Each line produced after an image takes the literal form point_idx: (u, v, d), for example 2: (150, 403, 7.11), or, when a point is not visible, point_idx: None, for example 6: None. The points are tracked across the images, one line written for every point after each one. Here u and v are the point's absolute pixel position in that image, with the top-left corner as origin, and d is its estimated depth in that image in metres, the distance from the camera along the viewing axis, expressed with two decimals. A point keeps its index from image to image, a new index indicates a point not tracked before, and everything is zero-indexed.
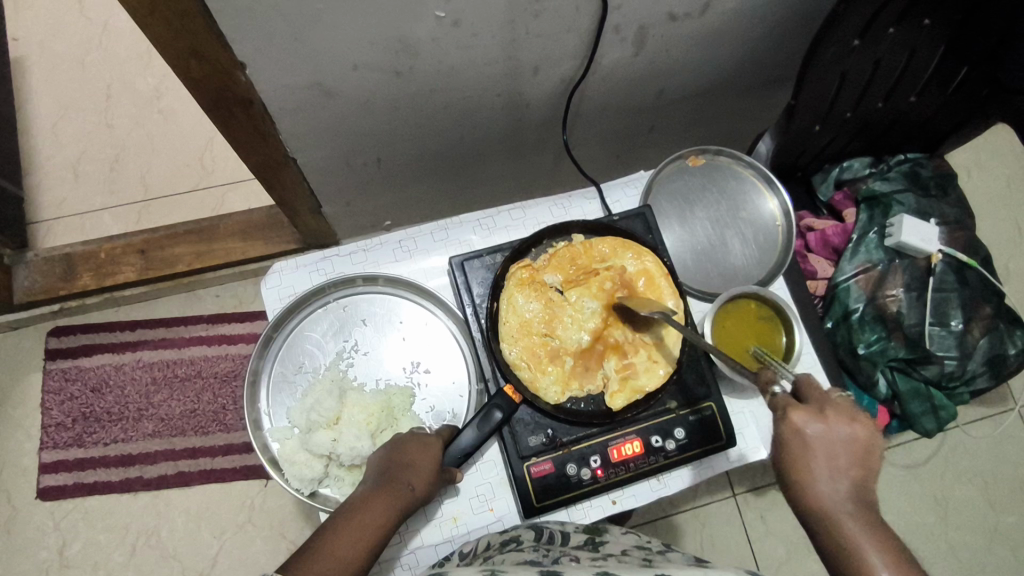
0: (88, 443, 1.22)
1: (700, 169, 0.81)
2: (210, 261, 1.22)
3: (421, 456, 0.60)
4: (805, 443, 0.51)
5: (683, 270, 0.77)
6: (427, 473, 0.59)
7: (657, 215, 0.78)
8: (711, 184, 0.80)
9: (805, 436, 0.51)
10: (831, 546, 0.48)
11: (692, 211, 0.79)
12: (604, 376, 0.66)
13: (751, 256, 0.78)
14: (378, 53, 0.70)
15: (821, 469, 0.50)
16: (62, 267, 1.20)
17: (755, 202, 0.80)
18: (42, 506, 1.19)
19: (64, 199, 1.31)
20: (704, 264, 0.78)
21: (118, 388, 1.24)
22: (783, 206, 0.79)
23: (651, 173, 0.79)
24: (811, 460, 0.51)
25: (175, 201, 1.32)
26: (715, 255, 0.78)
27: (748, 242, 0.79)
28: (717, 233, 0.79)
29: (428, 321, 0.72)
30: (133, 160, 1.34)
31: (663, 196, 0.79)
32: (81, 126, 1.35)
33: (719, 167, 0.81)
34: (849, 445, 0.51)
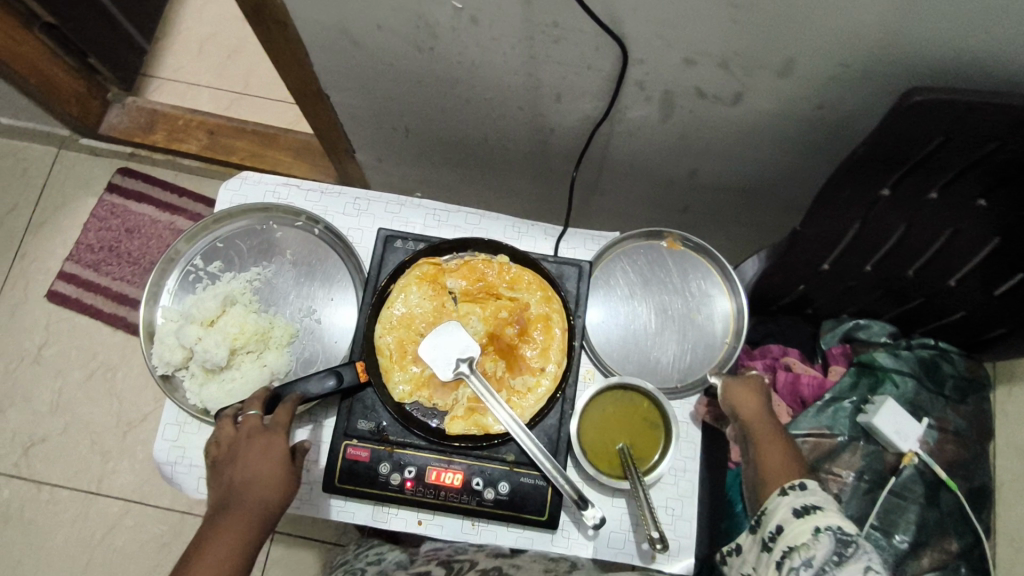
0: (101, 272, 1.37)
1: (673, 255, 0.77)
2: (259, 164, 1.32)
3: (262, 466, 0.58)
4: (746, 392, 0.68)
5: (597, 340, 0.73)
6: (277, 480, 0.58)
7: (603, 278, 0.75)
8: (675, 271, 0.76)
9: (748, 391, 0.68)
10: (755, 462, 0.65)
11: (643, 291, 0.75)
12: (456, 398, 0.65)
13: (678, 360, 0.73)
14: (401, 23, 0.72)
15: (751, 409, 0.67)
16: (147, 118, 1.36)
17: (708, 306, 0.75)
18: (45, 305, 1.35)
19: (181, 67, 1.48)
20: (625, 344, 0.73)
21: (145, 238, 1.38)
22: (738, 328, 0.73)
23: (619, 237, 0.76)
24: (747, 405, 0.67)
25: (263, 104, 1.46)
26: (642, 342, 0.73)
27: (682, 343, 0.73)
28: (656, 322, 0.74)
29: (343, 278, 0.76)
30: (248, 57, 1.50)
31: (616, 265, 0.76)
32: (223, 14, 1.52)
33: (691, 258, 0.77)
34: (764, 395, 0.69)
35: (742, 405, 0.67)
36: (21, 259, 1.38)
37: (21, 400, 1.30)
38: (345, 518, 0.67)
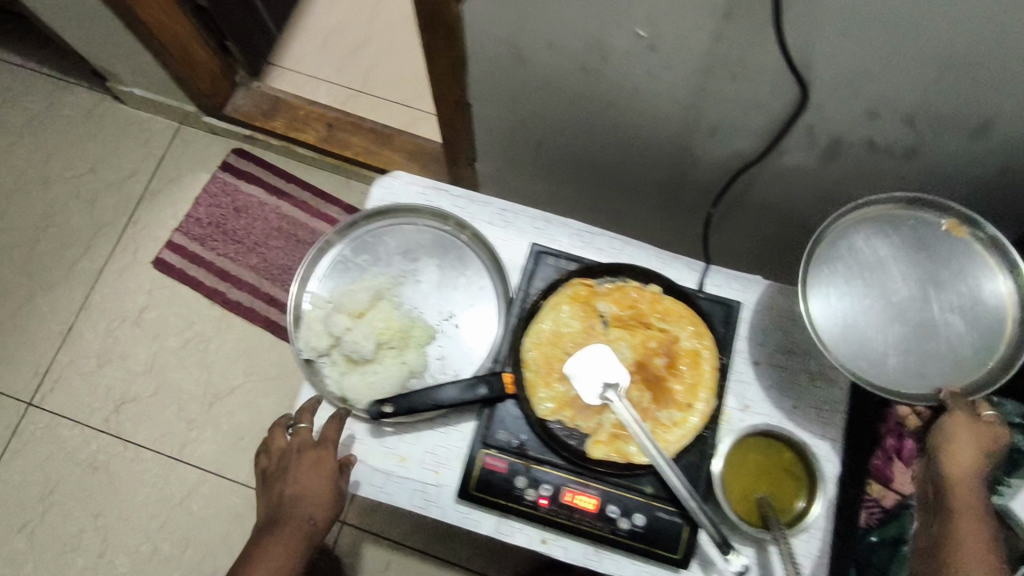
0: (206, 246, 1.41)
1: (955, 239, 0.66)
2: (372, 160, 1.37)
3: (312, 482, 0.65)
4: (965, 435, 0.59)
5: (816, 306, 0.65)
6: (322, 498, 0.65)
7: (856, 232, 0.67)
8: (945, 258, 0.66)
9: (975, 437, 0.59)
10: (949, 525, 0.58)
11: (896, 263, 0.66)
12: (600, 423, 0.64)
13: (892, 350, 0.64)
14: (575, 43, 0.73)
15: (967, 460, 0.58)
16: (267, 105, 1.40)
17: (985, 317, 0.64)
18: (150, 272, 1.40)
19: (303, 59, 1.53)
20: (848, 322, 0.65)
21: (251, 219, 1.43)
22: (993, 342, 0.63)
23: (884, 201, 0.67)
24: (962, 452, 0.59)
25: (379, 103, 1.51)
26: (857, 317, 0.65)
27: (924, 343, 0.64)
28: (896, 311, 0.65)
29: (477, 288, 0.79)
30: (369, 57, 1.56)
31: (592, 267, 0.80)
32: (349, 13, 1.59)
33: (984, 255, 0.65)
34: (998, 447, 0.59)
35: (955, 452, 0.59)
36: (134, 224, 1.43)
37: (118, 359, 1.35)
38: (470, 525, 0.67)
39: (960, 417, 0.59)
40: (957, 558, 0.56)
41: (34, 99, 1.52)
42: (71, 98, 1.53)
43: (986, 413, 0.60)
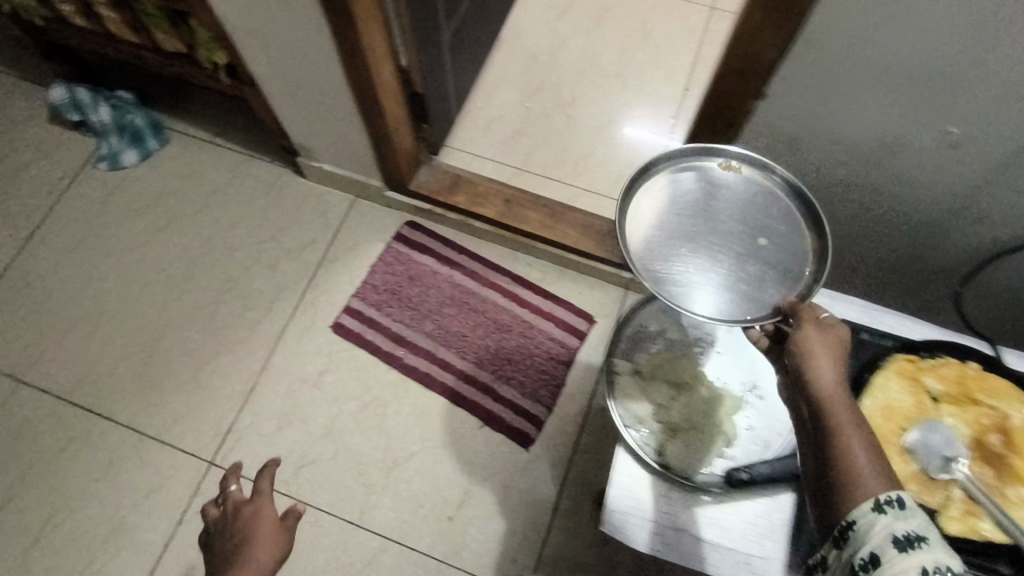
0: (382, 311, 1.47)
1: (714, 180, 0.88)
2: (550, 235, 1.43)
3: (259, 524, 0.90)
4: (818, 345, 0.70)
5: (667, 286, 0.84)
6: (271, 545, 0.87)
7: (657, 204, 0.89)
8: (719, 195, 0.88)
9: (814, 337, 0.71)
10: (828, 426, 0.64)
11: (680, 212, 0.88)
12: (947, 493, 0.70)
13: (725, 302, 0.83)
14: (868, 139, 0.81)
15: (830, 369, 0.67)
16: (449, 181, 1.49)
17: (712, 191, 0.89)
18: (330, 335, 1.45)
19: (471, 140, 1.65)
20: (689, 289, 0.84)
21: (425, 286, 1.49)
22: (714, 246, 0.86)
23: (702, 181, 0.88)
24: (821, 360, 0.68)
25: (541, 181, 1.60)
26: (697, 283, 0.84)
27: (758, 268, 0.85)
28: (752, 254, 0.86)
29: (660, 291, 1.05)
30: (529, 138, 1.67)
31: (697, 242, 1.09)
32: (509, 100, 1.72)
33: (721, 174, 0.89)
34: (837, 347, 0.70)
35: (816, 358, 0.68)
36: (313, 289, 1.50)
37: (299, 420, 1.37)
38: None
39: (803, 332, 0.72)
40: (853, 468, 0.60)
41: (221, 171, 1.64)
42: (254, 171, 1.64)
43: (822, 316, 0.74)
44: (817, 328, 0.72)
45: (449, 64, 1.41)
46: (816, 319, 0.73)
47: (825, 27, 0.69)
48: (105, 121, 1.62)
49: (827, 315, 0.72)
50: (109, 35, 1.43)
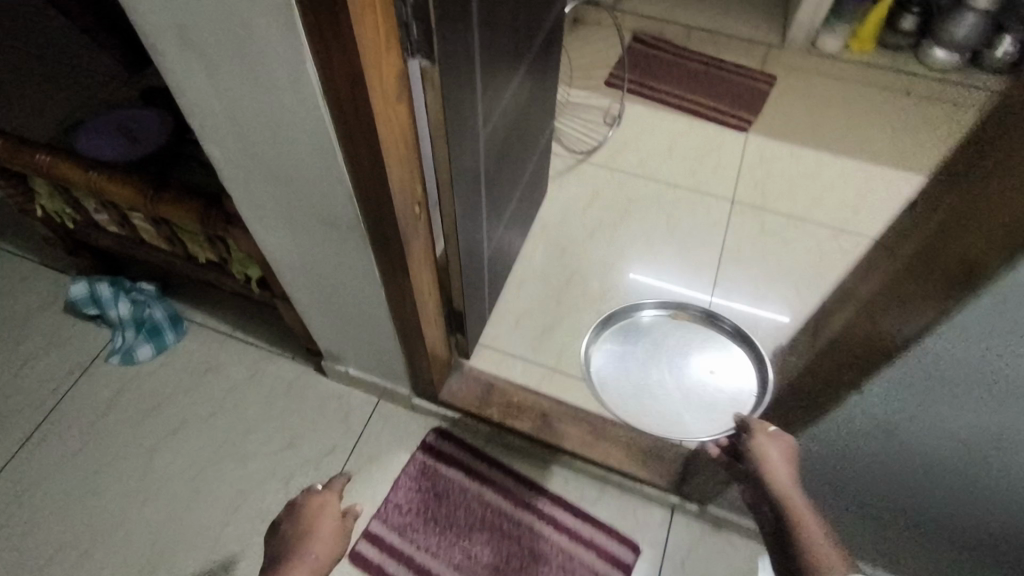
0: (405, 537, 1.33)
1: (648, 348, 1.57)
2: (591, 453, 1.35)
3: (326, 523, 1.01)
4: (768, 448, 0.93)
5: (642, 420, 1.44)
6: (332, 542, 0.99)
7: (614, 369, 1.55)
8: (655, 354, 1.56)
9: (768, 443, 0.94)
10: (796, 521, 0.84)
11: (632, 369, 1.54)
12: None
13: (685, 418, 1.44)
14: (971, 447, 0.73)
15: (782, 466, 0.91)
16: (483, 389, 1.44)
17: (658, 363, 1.54)
18: (345, 566, 1.30)
19: (501, 338, 1.60)
20: (658, 415, 1.44)
21: (453, 505, 1.36)
22: (664, 383, 1.50)
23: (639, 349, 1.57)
24: (773, 459, 0.92)
25: (575, 383, 1.53)
26: (662, 414, 1.45)
27: (697, 397, 1.47)
28: (691, 388, 1.49)
29: (629, 372, 1.53)
30: (560, 334, 1.62)
31: (652, 323, 1.62)
32: (538, 294, 1.69)
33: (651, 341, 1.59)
34: (785, 450, 0.94)
35: (769, 458, 0.92)
36: None
37: None
38: None
39: (757, 434, 0.95)
40: (817, 551, 0.80)
41: (239, 367, 1.57)
42: (274, 369, 1.57)
43: (771, 428, 0.97)
44: (771, 434, 0.95)
45: (486, 268, 1.37)
46: (768, 427, 0.96)
47: (946, 351, 0.64)
48: (123, 316, 1.57)
49: (776, 428, 0.96)
50: (140, 241, 1.41)
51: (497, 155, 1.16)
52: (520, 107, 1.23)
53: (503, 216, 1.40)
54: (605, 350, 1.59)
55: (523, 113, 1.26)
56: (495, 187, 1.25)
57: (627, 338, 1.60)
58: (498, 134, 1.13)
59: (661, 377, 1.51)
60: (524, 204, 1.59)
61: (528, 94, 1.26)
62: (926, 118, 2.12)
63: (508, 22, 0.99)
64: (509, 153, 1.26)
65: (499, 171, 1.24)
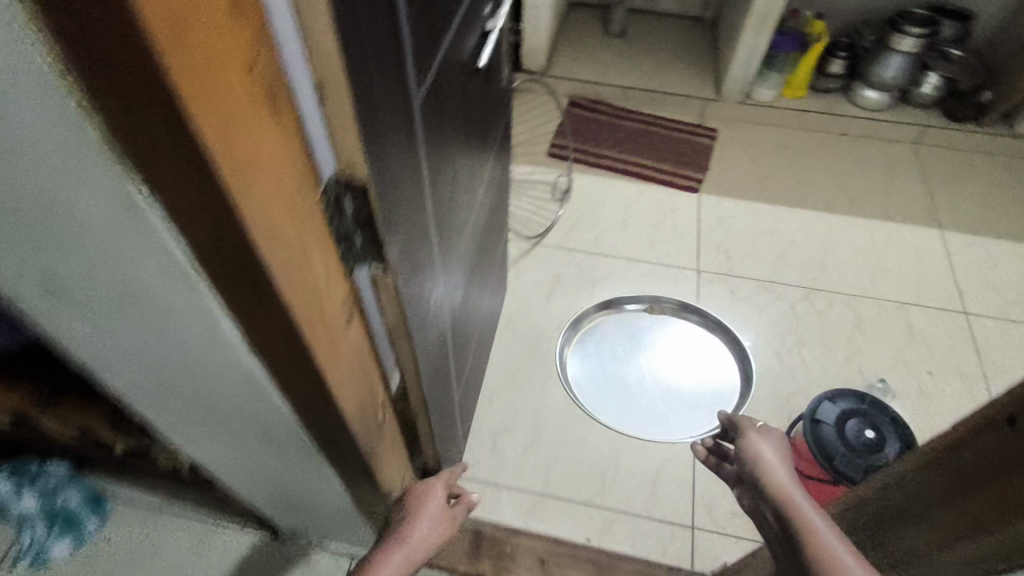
0: None
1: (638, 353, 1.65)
2: None
3: (434, 508, 0.97)
4: (756, 444, 0.93)
5: (634, 426, 1.51)
6: (440, 532, 0.95)
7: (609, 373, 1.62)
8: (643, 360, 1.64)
9: (757, 438, 0.94)
10: (789, 508, 0.78)
11: (624, 374, 1.61)
12: None
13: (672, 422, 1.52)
14: None
15: (773, 459, 0.89)
16: (469, 542, 1.28)
17: (647, 367, 1.62)
18: None
19: (479, 466, 1.44)
20: (647, 421, 1.52)
21: None
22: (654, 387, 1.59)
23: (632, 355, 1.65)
24: (763, 454, 0.91)
25: (568, 508, 1.38)
26: (652, 419, 1.53)
27: (681, 403, 1.56)
28: (676, 395, 1.57)
29: (607, 369, 1.62)
30: (544, 450, 1.47)
31: (634, 327, 1.70)
32: (513, 404, 1.54)
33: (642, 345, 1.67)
34: (779, 443, 0.93)
35: (761, 455, 0.91)
36: None
37: None
38: None
39: (745, 433, 0.96)
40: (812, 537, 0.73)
41: (177, 548, 1.34)
42: (221, 543, 1.35)
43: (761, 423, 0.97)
44: (761, 430, 0.95)
45: (453, 375, 1.17)
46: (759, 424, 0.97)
47: None
48: (31, 511, 1.31)
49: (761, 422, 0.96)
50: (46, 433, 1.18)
51: (459, 308, 1.05)
52: (477, 192, 1.01)
53: (468, 314, 1.19)
54: (583, 348, 1.66)
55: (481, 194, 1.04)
56: (459, 291, 1.04)
57: (605, 334, 1.69)
58: (457, 240, 0.91)
59: (645, 378, 1.60)
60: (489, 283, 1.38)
61: (487, 207, 1.11)
62: (867, 158, 2.14)
63: (461, 113, 0.78)
64: (469, 245, 1.04)
65: (462, 274, 1.03)
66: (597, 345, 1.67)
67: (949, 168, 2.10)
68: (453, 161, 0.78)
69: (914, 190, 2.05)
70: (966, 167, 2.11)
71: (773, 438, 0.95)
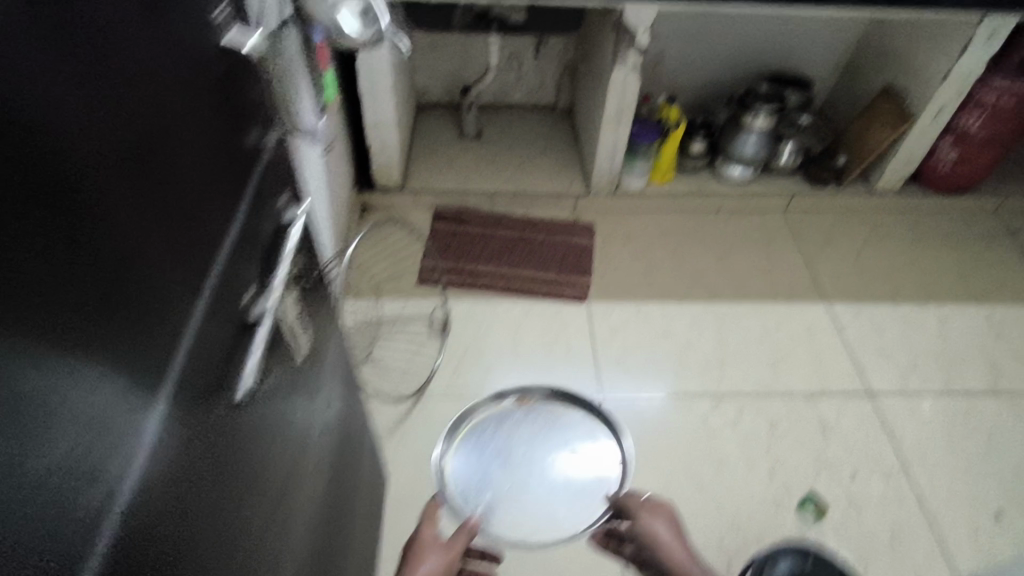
0: None
1: (506, 446, 1.44)
2: None
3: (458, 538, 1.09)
4: (642, 512, 1.15)
5: (537, 534, 1.34)
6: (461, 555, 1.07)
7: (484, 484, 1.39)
8: (516, 453, 1.43)
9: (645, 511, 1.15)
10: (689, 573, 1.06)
11: (501, 476, 1.40)
12: None
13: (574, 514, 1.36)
14: None
15: (663, 525, 1.13)
16: None
17: (519, 462, 1.42)
18: None
19: None
20: (546, 524, 1.35)
21: None
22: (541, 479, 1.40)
23: (499, 452, 1.44)
24: (653, 523, 1.13)
25: None
26: (549, 520, 1.35)
27: (574, 489, 1.38)
28: (564, 479, 1.39)
29: (488, 478, 1.40)
30: None
31: (494, 422, 1.50)
32: None
33: (511, 434, 1.47)
34: (661, 508, 1.16)
35: (650, 521, 1.14)
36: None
37: None
38: None
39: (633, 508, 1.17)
40: None
41: None
42: None
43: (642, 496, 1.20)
44: (637, 500, 1.19)
45: None
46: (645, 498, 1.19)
47: None
48: None
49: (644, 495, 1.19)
50: None
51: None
52: (224, 350, 0.54)
53: (276, 560, 0.66)
54: (467, 460, 1.43)
55: (255, 348, 0.58)
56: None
57: (482, 439, 1.47)
58: (160, 425, 0.43)
59: (525, 474, 1.40)
60: (327, 493, 0.87)
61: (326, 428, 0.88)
62: (743, 233, 2.11)
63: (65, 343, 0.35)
64: (232, 443, 0.55)
65: (229, 496, 0.54)
66: (476, 452, 1.45)
67: (821, 233, 2.10)
68: (41, 257, 0.32)
69: (792, 263, 2.02)
70: (836, 230, 2.11)
71: (660, 513, 1.15)
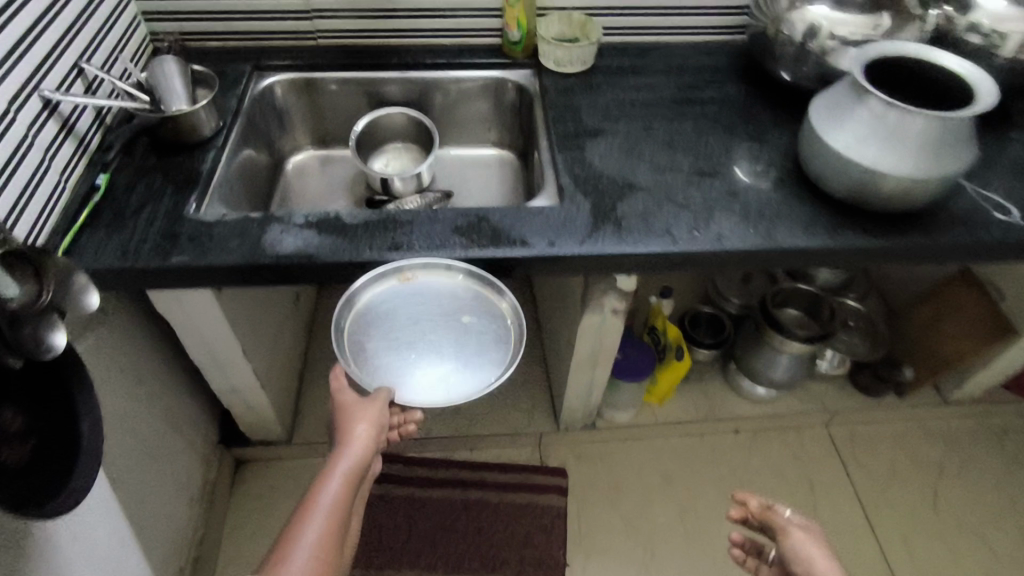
0: None
1: (385, 303, 0.86)
2: None
3: (348, 396, 0.83)
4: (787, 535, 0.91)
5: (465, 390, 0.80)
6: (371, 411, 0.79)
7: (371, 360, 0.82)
8: (396, 312, 0.86)
9: (789, 533, 0.90)
10: None
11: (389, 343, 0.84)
12: None
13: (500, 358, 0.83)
14: None
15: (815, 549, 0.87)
16: None
17: (406, 334, 0.85)
18: None
19: None
20: (477, 379, 0.81)
21: None
22: (462, 324, 0.86)
23: (376, 319, 0.85)
24: (801, 542, 0.88)
25: None
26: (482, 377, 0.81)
27: (492, 345, 0.85)
28: (465, 336, 0.85)
29: (372, 365, 0.82)
30: None
31: (348, 306, 0.85)
32: None
33: (375, 284, 0.86)
34: (809, 529, 0.91)
35: (801, 539, 0.89)
36: None
37: None
38: None
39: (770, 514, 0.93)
40: None
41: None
42: None
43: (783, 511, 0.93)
44: (776, 512, 0.94)
45: None
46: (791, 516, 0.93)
47: None
48: None
49: (787, 514, 0.92)
50: None
51: None
52: None
53: None
54: (433, 365, 0.82)
55: None
56: None
57: (357, 332, 0.84)
58: None
59: (422, 337, 0.85)
60: None
61: None
62: (774, 463, 1.52)
63: None
64: None
65: None
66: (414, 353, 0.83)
67: (877, 467, 1.53)
68: None
69: (850, 528, 1.44)
70: (898, 458, 1.54)
71: (808, 533, 0.90)
